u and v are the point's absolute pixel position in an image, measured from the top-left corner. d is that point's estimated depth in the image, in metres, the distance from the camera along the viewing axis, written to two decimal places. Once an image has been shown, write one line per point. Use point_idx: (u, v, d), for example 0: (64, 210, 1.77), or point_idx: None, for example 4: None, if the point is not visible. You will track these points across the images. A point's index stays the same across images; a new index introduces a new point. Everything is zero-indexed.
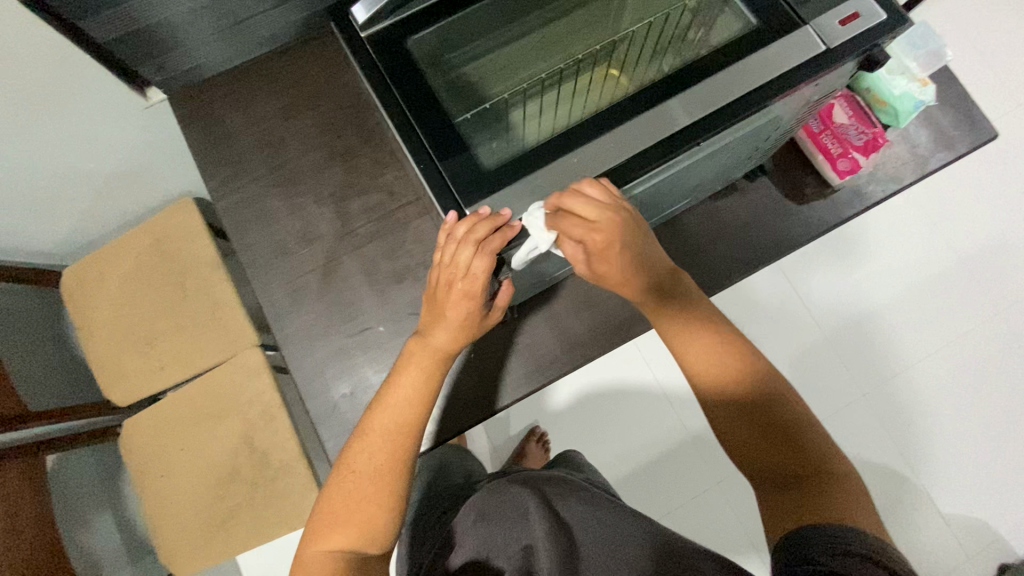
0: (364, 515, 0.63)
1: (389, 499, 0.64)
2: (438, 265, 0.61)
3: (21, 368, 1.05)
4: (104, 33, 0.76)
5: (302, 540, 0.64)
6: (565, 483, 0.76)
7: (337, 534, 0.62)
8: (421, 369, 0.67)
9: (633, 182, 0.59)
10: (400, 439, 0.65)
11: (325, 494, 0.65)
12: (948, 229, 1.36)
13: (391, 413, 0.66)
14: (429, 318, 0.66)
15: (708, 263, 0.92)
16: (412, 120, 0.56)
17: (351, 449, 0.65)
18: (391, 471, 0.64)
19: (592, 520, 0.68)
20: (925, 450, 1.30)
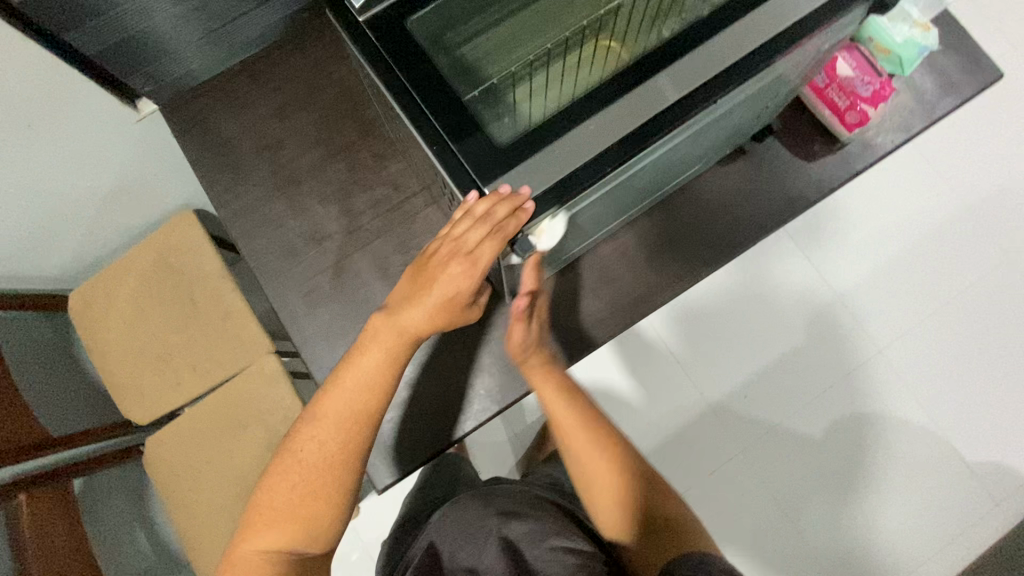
0: (308, 510, 0.63)
1: (337, 494, 0.64)
2: (441, 237, 0.61)
3: (33, 390, 1.03)
4: (87, 44, 0.75)
5: (240, 530, 0.64)
6: (521, 496, 0.80)
7: (275, 530, 0.63)
8: (384, 350, 0.64)
9: (650, 148, 0.58)
10: (354, 430, 0.63)
11: (266, 482, 0.64)
12: (953, 178, 1.34)
13: (346, 399, 0.63)
14: (407, 293, 0.64)
15: (720, 229, 0.92)
16: (421, 102, 0.55)
17: (300, 435, 0.64)
18: (341, 463, 0.63)
19: (537, 530, 0.72)
20: (944, 398, 1.30)
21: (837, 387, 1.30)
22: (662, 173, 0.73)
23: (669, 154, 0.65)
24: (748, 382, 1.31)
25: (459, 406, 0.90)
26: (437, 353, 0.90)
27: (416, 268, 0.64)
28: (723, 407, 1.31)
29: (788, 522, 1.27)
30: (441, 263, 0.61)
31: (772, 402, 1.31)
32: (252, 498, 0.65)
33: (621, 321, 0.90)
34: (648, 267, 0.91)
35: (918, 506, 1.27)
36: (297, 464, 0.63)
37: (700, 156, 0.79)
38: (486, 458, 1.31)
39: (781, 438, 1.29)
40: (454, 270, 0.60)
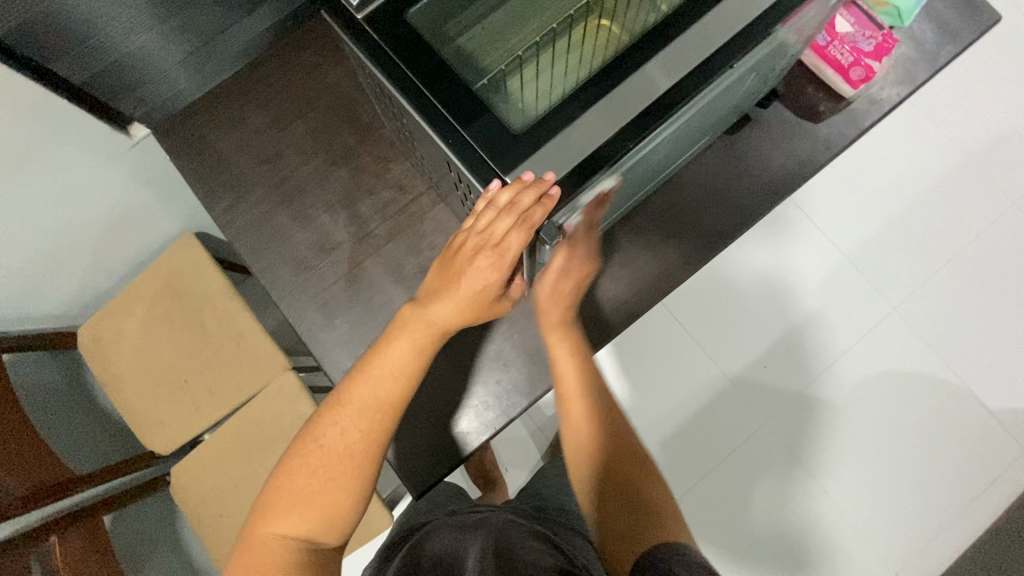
0: (328, 496, 0.60)
1: (359, 484, 0.61)
2: (467, 228, 0.60)
3: (55, 438, 1.03)
4: (72, 71, 0.73)
5: (256, 515, 0.61)
6: (512, 518, 0.75)
7: (293, 516, 0.59)
8: (412, 339, 0.62)
9: (670, 119, 0.57)
10: (377, 418, 0.61)
11: (285, 466, 0.61)
12: (952, 129, 1.33)
13: (370, 386, 0.61)
14: (434, 287, 0.62)
15: (732, 201, 0.92)
16: (430, 95, 0.53)
17: (324, 420, 0.61)
18: (364, 452, 0.61)
19: (525, 541, 0.65)
20: (963, 350, 1.30)
21: (855, 349, 1.30)
22: (676, 147, 0.72)
23: (686, 125, 0.64)
24: (766, 353, 1.30)
25: (489, 404, 0.89)
26: (460, 352, 0.89)
27: (443, 263, 0.62)
28: (743, 380, 1.30)
29: (818, 488, 1.27)
30: (467, 257, 0.59)
31: (792, 370, 1.30)
32: (270, 482, 0.62)
33: (643, 302, 0.90)
34: (664, 245, 0.90)
35: (946, 459, 1.27)
36: (318, 449, 0.60)
37: (710, 128, 0.77)
38: (513, 454, 1.29)
39: (804, 405, 1.29)
40: (482, 263, 0.58)
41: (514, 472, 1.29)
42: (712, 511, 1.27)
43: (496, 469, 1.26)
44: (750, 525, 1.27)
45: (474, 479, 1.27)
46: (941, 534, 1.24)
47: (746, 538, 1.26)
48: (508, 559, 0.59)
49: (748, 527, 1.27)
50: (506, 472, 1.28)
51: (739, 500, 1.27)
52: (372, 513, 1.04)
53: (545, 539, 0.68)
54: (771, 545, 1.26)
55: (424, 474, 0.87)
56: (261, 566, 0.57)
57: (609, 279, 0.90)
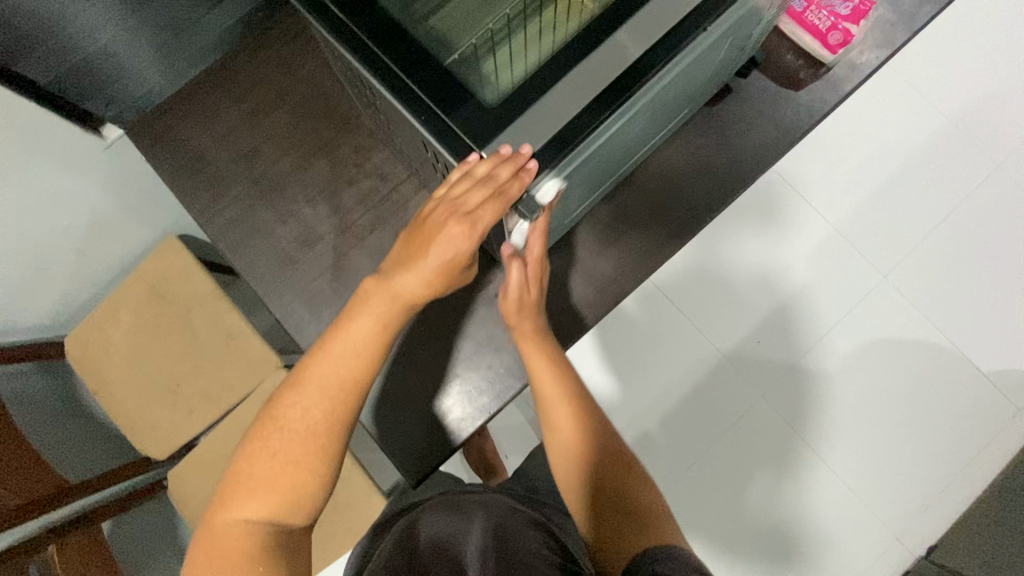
0: (291, 478, 0.56)
1: (323, 465, 0.57)
2: (439, 199, 0.59)
3: (49, 448, 1.01)
4: (35, 70, 0.73)
5: (214, 504, 0.56)
6: (508, 504, 0.72)
7: (254, 500, 0.55)
8: (376, 314, 0.60)
9: (649, 85, 0.57)
10: (340, 396, 0.58)
11: (244, 451, 0.57)
12: (935, 93, 1.33)
13: (334, 363, 0.58)
14: (402, 258, 0.62)
15: (717, 172, 0.91)
16: (403, 75, 0.53)
17: (283, 400, 0.57)
18: (328, 433, 0.57)
19: (520, 535, 0.62)
20: (954, 313, 1.30)
21: (847, 319, 1.30)
22: (657, 117, 0.71)
23: (666, 93, 0.64)
24: (760, 328, 1.30)
25: (483, 389, 0.88)
26: (451, 339, 0.89)
27: (412, 234, 0.62)
28: (738, 355, 1.30)
29: (817, 459, 1.27)
30: (438, 225, 0.59)
31: (786, 343, 1.30)
32: (228, 469, 0.58)
33: (632, 279, 0.90)
34: (651, 220, 0.90)
35: (941, 423, 1.28)
36: (278, 431, 0.56)
37: (689, 99, 0.77)
38: (512, 442, 1.29)
39: (800, 377, 1.29)
40: (453, 231, 0.58)
41: (514, 459, 1.29)
42: (714, 487, 1.28)
43: (496, 457, 1.26)
44: (752, 499, 1.27)
45: (474, 468, 1.27)
46: (941, 497, 1.25)
47: (750, 511, 1.27)
48: (510, 554, 0.58)
49: (751, 501, 1.27)
50: (506, 459, 1.28)
51: (739, 474, 1.28)
52: (372, 505, 1.04)
53: (542, 532, 0.66)
54: (772, 516, 1.27)
55: (420, 458, 0.87)
56: (222, 554, 0.52)
57: (597, 257, 0.90)
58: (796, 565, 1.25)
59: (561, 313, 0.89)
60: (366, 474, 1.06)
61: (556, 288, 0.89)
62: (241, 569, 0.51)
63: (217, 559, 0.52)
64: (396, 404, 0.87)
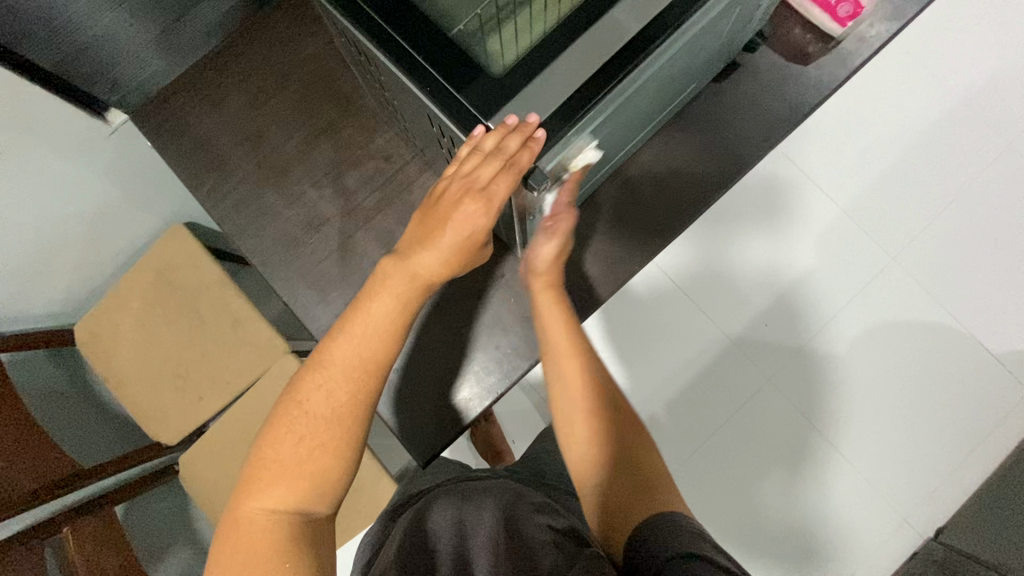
0: (317, 464, 0.56)
1: (348, 448, 0.57)
2: (449, 176, 0.59)
3: (63, 433, 1.04)
4: (40, 53, 0.73)
5: (237, 494, 0.55)
6: (518, 489, 0.72)
7: (280, 487, 0.54)
8: (396, 294, 0.60)
9: (656, 55, 0.56)
10: (363, 377, 0.58)
11: (267, 437, 0.57)
12: (946, 71, 1.31)
13: (355, 344, 0.58)
14: (416, 238, 0.61)
15: (724, 150, 0.90)
16: (406, 46, 0.52)
17: (306, 383, 0.57)
18: (352, 414, 0.57)
19: (529, 518, 0.62)
20: (965, 293, 1.29)
21: (856, 301, 1.29)
22: (664, 91, 0.70)
23: (673, 64, 0.62)
24: (767, 311, 1.30)
25: (492, 370, 0.88)
26: (458, 321, 0.89)
27: (424, 214, 0.61)
28: (745, 338, 1.30)
29: (825, 440, 1.27)
30: (452, 203, 0.58)
31: (793, 326, 1.29)
32: (251, 456, 0.57)
33: (639, 258, 0.89)
34: (658, 199, 0.90)
35: (950, 404, 1.27)
36: (303, 416, 0.56)
37: (695, 73, 0.76)
38: (519, 426, 1.30)
39: (808, 359, 1.29)
40: (468, 208, 0.57)
41: (521, 444, 1.29)
42: (722, 471, 1.28)
43: (504, 442, 1.26)
44: (760, 482, 1.27)
45: (482, 453, 1.28)
46: (949, 478, 1.25)
47: (758, 493, 1.27)
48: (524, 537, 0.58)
49: (759, 484, 1.27)
50: (514, 444, 1.29)
51: (747, 457, 1.28)
52: (381, 488, 1.04)
53: (552, 514, 0.65)
54: (780, 500, 1.27)
55: (431, 440, 0.88)
56: (249, 543, 0.51)
57: (603, 237, 0.89)
58: (805, 548, 1.25)
59: (568, 294, 0.88)
60: (374, 458, 1.06)
61: (563, 268, 0.89)
62: (268, 565, 0.50)
63: (245, 550, 0.51)
64: (404, 386, 0.87)
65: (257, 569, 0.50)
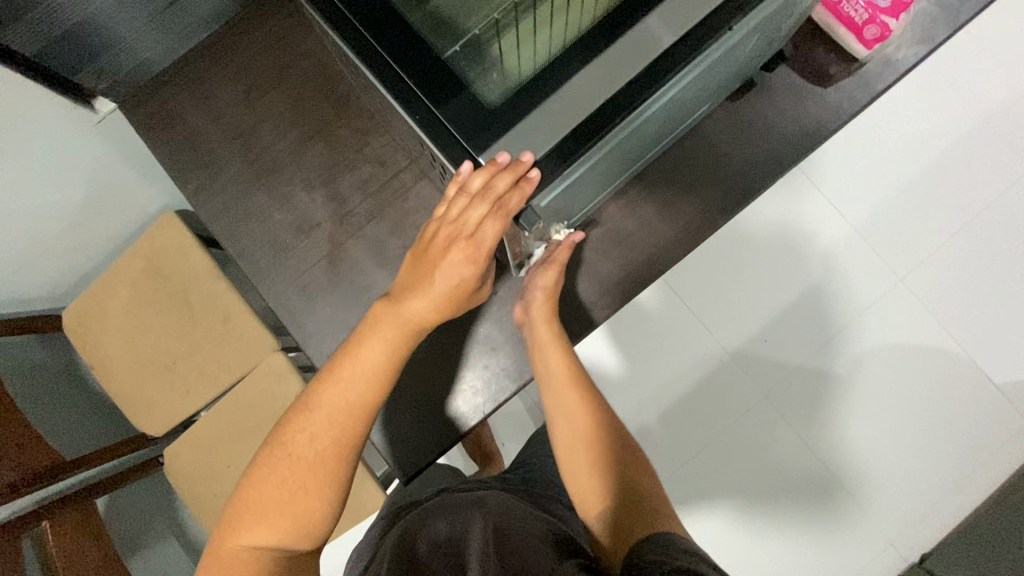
0: (300, 506, 0.55)
1: (331, 489, 0.57)
2: (438, 219, 0.57)
3: (48, 423, 1.03)
4: (25, 43, 0.70)
5: (220, 528, 0.56)
6: (509, 502, 0.70)
7: (262, 527, 0.55)
8: (385, 340, 0.59)
9: (663, 89, 0.52)
10: (347, 423, 0.57)
11: (252, 476, 0.57)
12: (973, 90, 1.25)
13: (342, 388, 0.58)
14: (408, 282, 0.60)
15: (734, 173, 0.87)
16: (395, 66, 0.49)
17: (291, 427, 0.57)
18: (335, 458, 0.57)
19: (520, 529, 0.60)
20: (971, 321, 1.26)
21: (861, 320, 1.26)
22: (673, 116, 0.66)
23: (683, 93, 0.58)
24: (768, 326, 1.27)
25: (480, 388, 0.86)
26: (449, 334, 0.87)
27: (416, 255, 0.59)
28: (744, 354, 1.27)
29: (816, 460, 1.26)
30: (440, 249, 0.57)
31: (793, 344, 1.27)
32: (236, 492, 0.57)
33: (637, 281, 0.87)
34: (661, 220, 0.87)
35: (948, 432, 1.25)
36: (286, 458, 0.56)
37: (709, 95, 0.72)
38: (508, 429, 1.29)
39: (804, 379, 1.26)
40: (457, 255, 0.56)
41: (510, 448, 1.28)
42: (711, 483, 1.27)
43: (493, 444, 1.25)
44: (747, 497, 1.26)
45: (470, 454, 1.27)
46: (939, 506, 1.23)
47: (746, 505, 1.26)
48: (513, 544, 0.56)
49: (745, 499, 1.26)
50: (503, 446, 1.28)
51: (735, 472, 1.27)
52: (365, 493, 1.03)
53: (544, 525, 0.64)
54: (766, 518, 1.26)
55: (415, 456, 0.86)
56: None
57: (601, 257, 0.87)
58: (788, 564, 1.25)
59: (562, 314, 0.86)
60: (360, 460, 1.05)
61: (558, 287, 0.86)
62: None
63: None
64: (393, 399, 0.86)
65: None
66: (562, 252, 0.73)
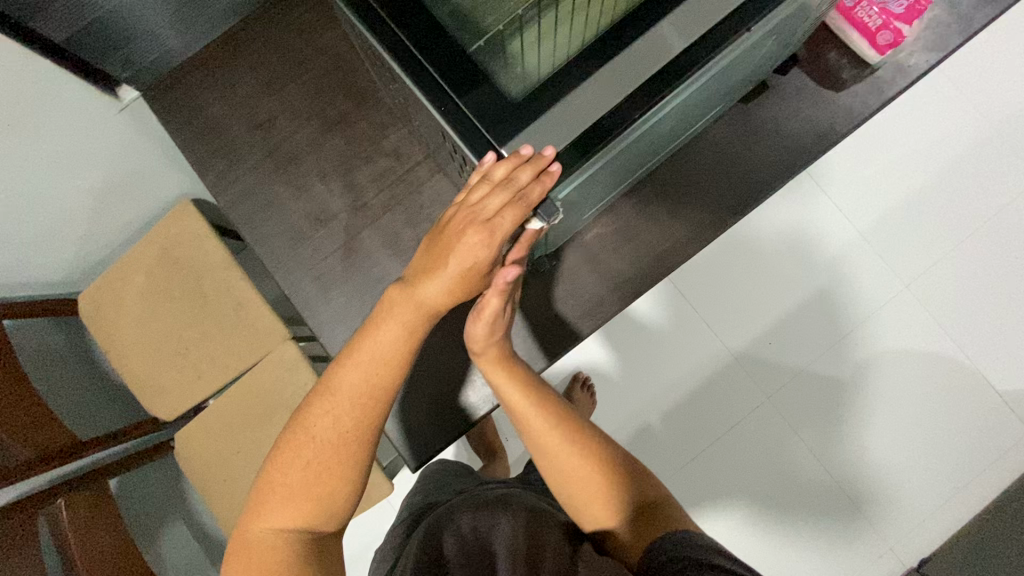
0: (324, 487, 0.57)
1: (354, 471, 0.58)
2: (456, 204, 0.58)
3: (62, 405, 1.04)
4: (53, 29, 0.72)
5: (246, 513, 0.57)
6: (531, 501, 0.70)
7: (288, 509, 0.56)
8: (403, 323, 0.60)
9: (681, 86, 0.54)
10: (371, 405, 0.58)
11: (275, 460, 0.58)
12: (985, 98, 1.26)
13: (362, 370, 0.58)
14: (423, 266, 0.60)
15: (746, 173, 0.88)
16: (421, 58, 0.51)
17: (313, 410, 0.58)
18: (357, 439, 0.58)
19: (544, 532, 0.60)
20: (976, 328, 1.27)
21: (865, 324, 1.27)
22: (689, 115, 0.68)
23: (699, 92, 0.60)
24: (772, 328, 1.28)
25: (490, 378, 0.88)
26: (461, 326, 0.88)
27: (432, 239, 0.60)
28: (749, 355, 1.28)
29: (818, 461, 1.27)
30: (456, 232, 0.57)
31: (796, 347, 1.28)
32: (259, 476, 0.58)
33: (647, 277, 0.88)
34: (673, 218, 0.88)
35: (949, 439, 1.26)
36: (310, 441, 0.57)
37: (723, 97, 0.73)
38: (512, 425, 1.30)
39: (807, 382, 1.27)
40: (472, 238, 0.56)
41: (515, 443, 1.29)
42: (713, 483, 1.28)
43: (497, 440, 1.27)
44: (748, 495, 1.27)
45: (474, 448, 1.28)
46: (938, 512, 1.24)
47: (746, 505, 1.27)
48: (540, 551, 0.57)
49: (746, 496, 1.27)
50: (507, 442, 1.29)
51: (735, 471, 1.28)
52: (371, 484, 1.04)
53: (566, 527, 0.64)
54: (766, 518, 1.27)
55: (424, 445, 0.88)
56: (263, 563, 0.54)
57: (612, 253, 0.88)
58: (787, 563, 1.26)
59: (573, 309, 0.87)
60: None
61: (569, 282, 0.88)
62: None
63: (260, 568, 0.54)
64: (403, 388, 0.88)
65: None
66: (494, 300, 0.63)
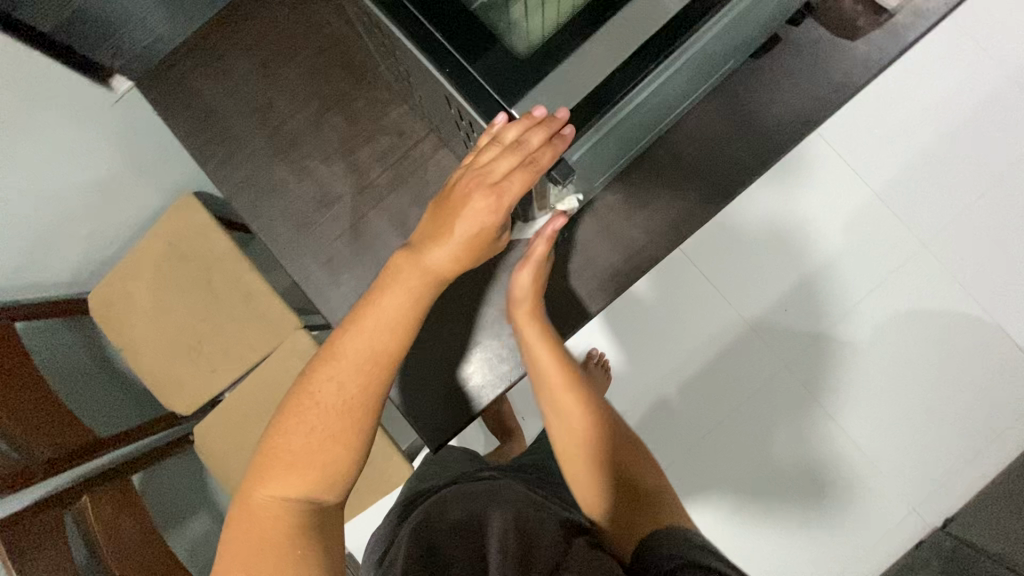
0: (328, 455, 0.56)
1: (358, 440, 0.57)
2: (464, 166, 0.57)
3: (80, 404, 1.05)
4: (53, 25, 0.71)
5: (248, 479, 0.56)
6: (519, 493, 0.68)
7: (293, 475, 0.55)
8: (409, 288, 0.59)
9: (695, 36, 0.51)
10: (376, 372, 0.57)
11: (279, 426, 0.57)
12: (1004, 43, 1.21)
13: (367, 337, 0.58)
14: (429, 232, 0.59)
15: (761, 131, 0.85)
16: (425, 20, 0.49)
17: (318, 374, 0.57)
18: (362, 408, 0.57)
19: (531, 520, 0.59)
20: (997, 283, 1.23)
21: (882, 285, 1.24)
22: (701, 70, 0.65)
23: (713, 43, 0.57)
24: (786, 294, 1.25)
25: (506, 356, 0.87)
26: (474, 304, 0.87)
27: (439, 205, 0.59)
28: (763, 324, 1.26)
29: (838, 427, 1.25)
30: (463, 195, 0.56)
31: (812, 312, 1.25)
32: (263, 442, 0.58)
33: (662, 245, 0.86)
34: (687, 183, 0.85)
35: (971, 397, 1.24)
36: (314, 407, 0.56)
37: (737, 49, 0.70)
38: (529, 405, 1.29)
39: (824, 346, 1.25)
40: (478, 203, 0.55)
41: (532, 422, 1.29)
42: (732, 454, 1.27)
43: (514, 420, 1.26)
44: (767, 463, 1.26)
45: (490, 430, 1.27)
46: (961, 472, 1.23)
47: (766, 474, 1.26)
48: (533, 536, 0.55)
49: (765, 466, 1.27)
50: (523, 423, 1.28)
51: (754, 439, 1.27)
52: (391, 469, 1.03)
53: (551, 516, 0.63)
54: (786, 486, 1.26)
55: (443, 425, 0.87)
56: (262, 528, 0.53)
57: (625, 222, 0.86)
58: (809, 529, 1.25)
59: (587, 281, 0.86)
60: (386, 434, 1.06)
61: (582, 254, 0.86)
62: (278, 545, 0.52)
63: (257, 535, 0.53)
64: (419, 368, 0.87)
65: (267, 546, 0.52)
66: (541, 246, 0.69)
